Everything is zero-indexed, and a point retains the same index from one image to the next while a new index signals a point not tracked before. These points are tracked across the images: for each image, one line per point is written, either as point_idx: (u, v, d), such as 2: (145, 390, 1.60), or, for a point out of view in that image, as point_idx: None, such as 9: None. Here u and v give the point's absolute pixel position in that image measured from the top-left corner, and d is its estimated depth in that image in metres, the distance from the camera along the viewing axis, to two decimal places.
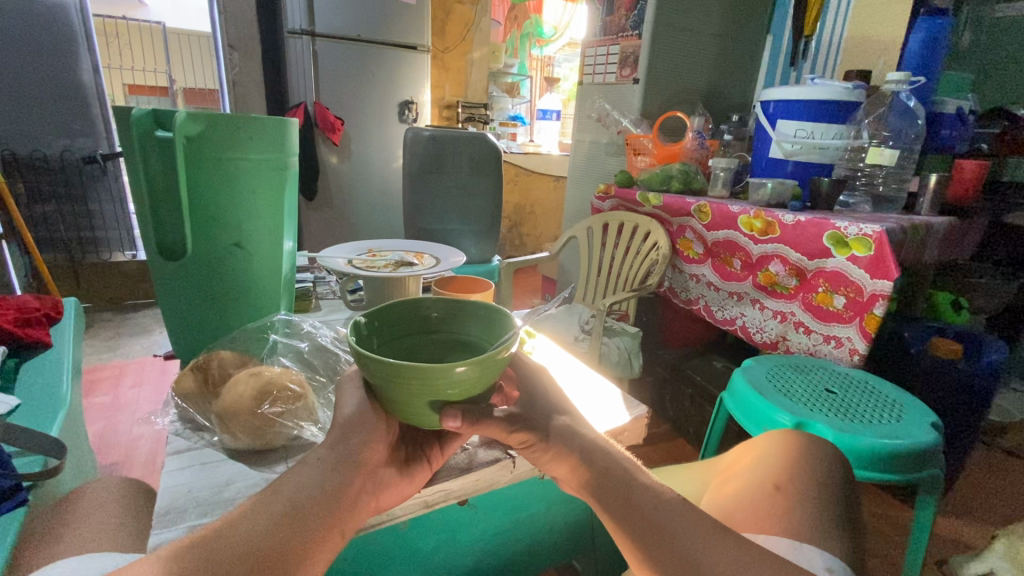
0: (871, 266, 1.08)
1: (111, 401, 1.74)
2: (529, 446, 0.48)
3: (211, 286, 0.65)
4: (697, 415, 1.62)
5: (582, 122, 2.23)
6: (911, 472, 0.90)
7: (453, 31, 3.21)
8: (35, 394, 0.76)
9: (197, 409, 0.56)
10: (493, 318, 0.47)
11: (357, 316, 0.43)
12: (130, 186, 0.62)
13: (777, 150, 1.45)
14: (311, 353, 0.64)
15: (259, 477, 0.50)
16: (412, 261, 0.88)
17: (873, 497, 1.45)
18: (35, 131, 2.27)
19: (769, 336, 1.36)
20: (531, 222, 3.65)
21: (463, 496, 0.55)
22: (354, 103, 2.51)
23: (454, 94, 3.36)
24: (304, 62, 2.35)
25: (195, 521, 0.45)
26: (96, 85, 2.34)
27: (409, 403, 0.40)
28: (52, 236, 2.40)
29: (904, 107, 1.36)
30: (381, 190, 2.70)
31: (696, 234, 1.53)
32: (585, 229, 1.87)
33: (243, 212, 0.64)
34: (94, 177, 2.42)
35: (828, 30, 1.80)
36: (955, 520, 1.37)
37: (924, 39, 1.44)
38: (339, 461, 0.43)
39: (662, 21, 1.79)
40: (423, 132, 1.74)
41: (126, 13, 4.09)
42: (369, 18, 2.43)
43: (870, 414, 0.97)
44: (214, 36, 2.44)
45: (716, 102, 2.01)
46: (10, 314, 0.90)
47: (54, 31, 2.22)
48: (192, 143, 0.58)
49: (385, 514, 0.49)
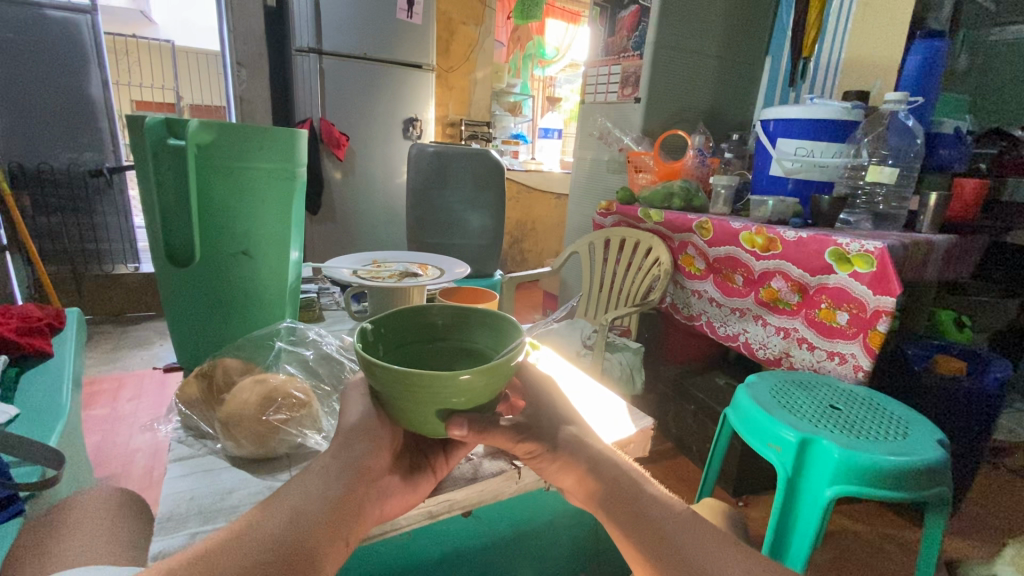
0: (873, 283, 1.08)
1: (110, 413, 1.73)
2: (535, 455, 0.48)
3: (218, 294, 0.65)
4: (700, 433, 1.60)
5: (583, 140, 2.26)
6: (918, 490, 0.89)
7: (457, 50, 3.26)
8: (34, 404, 0.75)
9: (200, 414, 0.56)
10: (500, 326, 0.46)
11: (364, 322, 0.42)
12: (141, 195, 0.62)
13: (778, 168, 1.46)
14: (317, 362, 0.63)
15: (262, 485, 0.50)
16: (416, 272, 0.89)
17: (879, 517, 1.43)
18: (43, 144, 2.30)
19: (772, 353, 1.36)
20: (532, 238, 3.67)
21: (468, 506, 0.54)
22: (359, 120, 2.55)
23: (458, 112, 3.40)
24: (311, 81, 2.40)
25: (197, 528, 0.44)
26: (105, 100, 2.37)
27: (416, 412, 0.39)
28: (56, 247, 2.41)
29: (903, 126, 1.39)
30: (384, 205, 2.72)
31: (698, 250, 1.54)
32: (587, 245, 1.88)
33: (251, 221, 0.64)
34: (99, 190, 2.44)
35: (826, 51, 1.83)
36: (963, 540, 1.35)
37: (921, 62, 1.47)
38: (344, 469, 0.42)
39: (664, 42, 1.82)
40: (428, 148, 1.77)
41: (134, 31, 4.16)
42: (375, 37, 2.48)
43: (875, 431, 0.96)
44: (223, 54, 2.48)
45: (717, 120, 2.04)
46: (12, 323, 0.89)
47: (65, 47, 2.26)
48: (203, 151, 0.58)
49: (389, 523, 0.49)
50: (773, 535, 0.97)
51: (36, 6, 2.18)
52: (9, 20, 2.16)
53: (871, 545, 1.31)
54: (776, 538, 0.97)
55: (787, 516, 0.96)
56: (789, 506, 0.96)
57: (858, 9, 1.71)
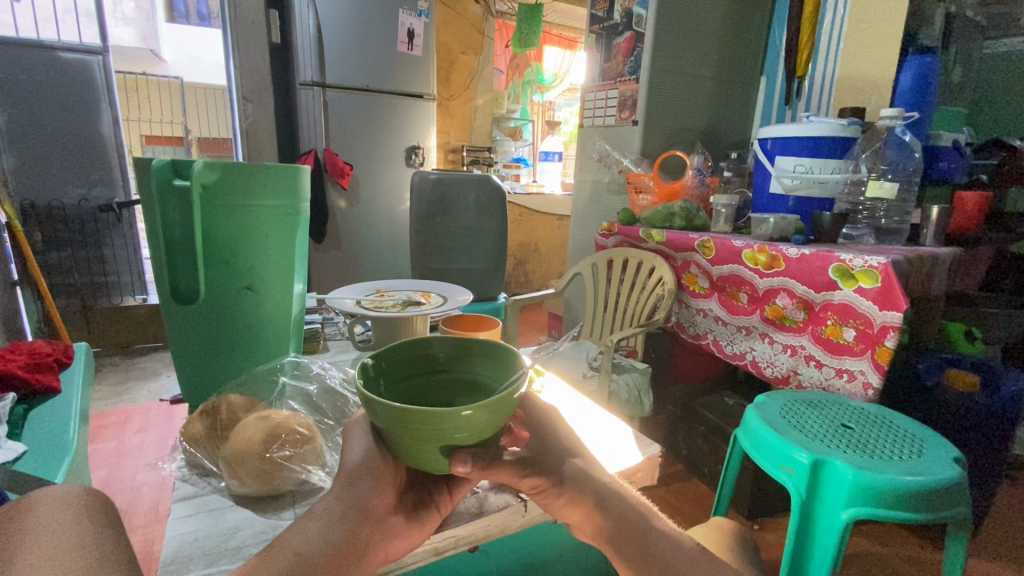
0: (879, 297, 1.07)
1: (116, 447, 1.72)
2: (547, 489, 0.46)
3: (223, 330, 0.66)
4: (711, 454, 1.58)
5: (583, 163, 2.29)
6: (936, 510, 0.86)
7: (457, 79, 3.33)
8: (41, 440, 0.75)
9: (203, 451, 0.55)
10: (503, 358, 0.46)
11: (365, 358, 0.42)
12: (148, 234, 0.63)
13: (777, 185, 1.47)
14: (319, 396, 0.64)
15: (267, 524, 0.49)
16: (420, 300, 0.89)
17: (898, 537, 1.39)
18: (55, 182, 2.35)
19: (780, 371, 1.34)
20: (535, 260, 3.69)
21: (475, 542, 0.54)
22: (362, 149, 2.59)
23: (459, 138, 3.45)
24: (314, 112, 2.45)
25: (201, 571, 0.44)
26: (115, 136, 2.42)
27: (419, 448, 0.39)
28: (67, 282, 2.46)
29: (900, 141, 1.40)
30: (388, 232, 2.75)
31: (701, 269, 1.54)
32: (590, 265, 1.89)
33: (255, 258, 0.65)
34: (109, 224, 2.48)
35: (820, 70, 1.85)
36: (986, 560, 1.31)
37: (915, 77, 1.48)
38: (348, 509, 0.42)
39: (659, 67, 1.86)
40: (430, 175, 1.80)
41: (145, 70, 4.30)
42: (378, 70, 2.55)
43: (890, 450, 0.95)
44: (230, 89, 2.54)
45: (715, 139, 2.06)
46: (20, 359, 0.90)
47: (77, 87, 2.32)
48: (208, 190, 0.60)
49: (395, 562, 0.48)
50: (789, 559, 0.95)
51: (49, 49, 2.26)
52: (22, 63, 2.24)
53: (892, 569, 1.27)
54: (792, 562, 0.95)
55: (803, 540, 0.94)
56: (805, 528, 0.94)
57: (849, 29, 1.74)
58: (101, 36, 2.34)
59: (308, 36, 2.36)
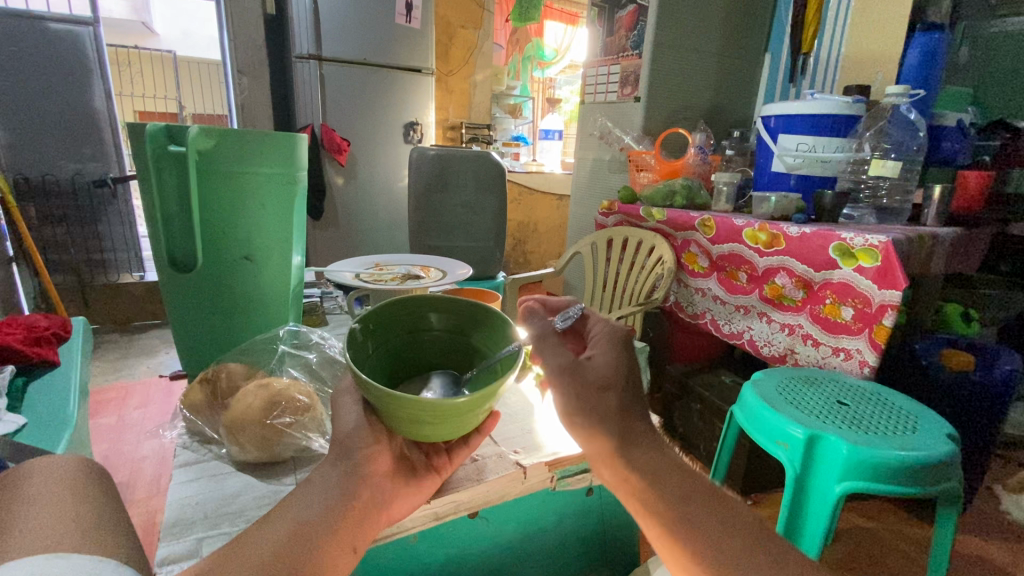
0: (878, 277, 1.07)
1: (117, 422, 1.73)
2: None
3: (220, 299, 0.66)
4: (707, 431, 1.59)
5: (583, 140, 2.27)
6: (927, 484, 0.88)
7: (456, 55, 3.28)
8: (41, 411, 0.75)
9: (204, 420, 0.56)
10: (492, 323, 0.46)
11: (352, 323, 0.42)
12: (143, 203, 0.63)
13: (779, 164, 1.45)
14: (319, 365, 0.64)
15: (268, 489, 0.50)
16: (419, 274, 0.89)
17: (889, 513, 1.42)
18: (48, 156, 2.32)
19: (777, 350, 1.35)
20: (534, 241, 3.68)
21: (474, 508, 0.55)
22: (360, 126, 2.56)
23: (458, 116, 3.41)
24: (311, 86, 2.41)
25: (204, 533, 0.44)
26: (108, 110, 2.38)
27: (406, 423, 0.38)
28: (63, 259, 2.44)
29: (905, 120, 1.38)
30: (386, 210, 2.73)
31: (701, 248, 1.53)
32: (589, 244, 1.90)
33: (253, 227, 0.65)
34: (104, 200, 2.46)
35: (825, 47, 1.82)
36: (975, 536, 1.34)
37: (921, 55, 1.46)
38: (346, 473, 0.42)
39: (662, 41, 1.83)
40: (429, 151, 1.78)
41: (137, 42, 4.22)
42: (375, 43, 2.50)
43: (884, 426, 0.96)
44: (225, 62, 2.49)
45: (717, 117, 2.03)
46: (19, 332, 0.90)
47: (68, 60, 2.27)
48: (203, 157, 0.59)
49: (394, 526, 0.50)
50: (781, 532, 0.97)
51: (39, 19, 2.20)
52: (12, 33, 2.18)
53: (883, 543, 1.30)
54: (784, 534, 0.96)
55: (796, 512, 0.96)
56: (797, 501, 0.95)
57: (855, 6, 1.71)
58: (91, 6, 2.26)
59: (305, 8, 2.32)
